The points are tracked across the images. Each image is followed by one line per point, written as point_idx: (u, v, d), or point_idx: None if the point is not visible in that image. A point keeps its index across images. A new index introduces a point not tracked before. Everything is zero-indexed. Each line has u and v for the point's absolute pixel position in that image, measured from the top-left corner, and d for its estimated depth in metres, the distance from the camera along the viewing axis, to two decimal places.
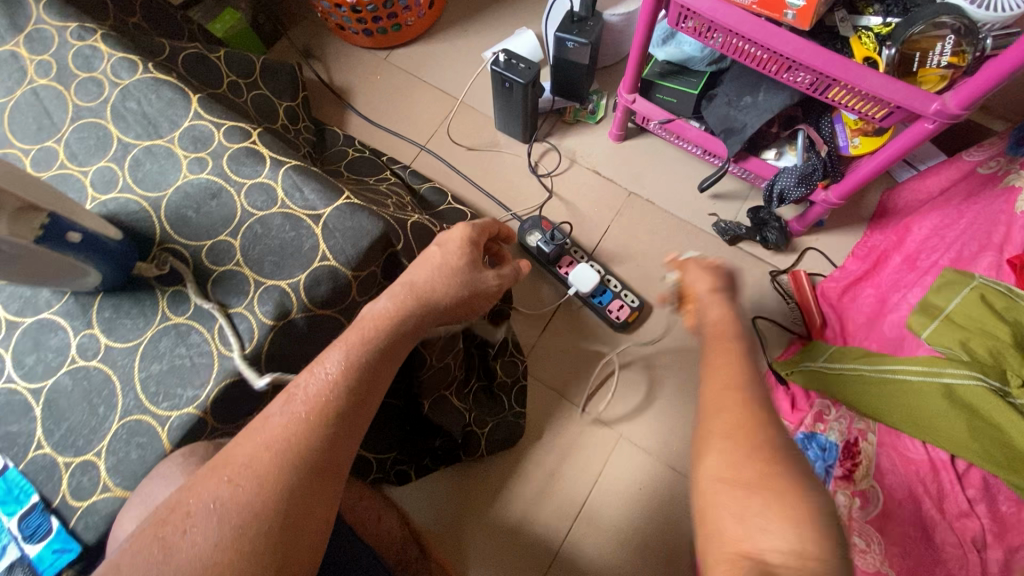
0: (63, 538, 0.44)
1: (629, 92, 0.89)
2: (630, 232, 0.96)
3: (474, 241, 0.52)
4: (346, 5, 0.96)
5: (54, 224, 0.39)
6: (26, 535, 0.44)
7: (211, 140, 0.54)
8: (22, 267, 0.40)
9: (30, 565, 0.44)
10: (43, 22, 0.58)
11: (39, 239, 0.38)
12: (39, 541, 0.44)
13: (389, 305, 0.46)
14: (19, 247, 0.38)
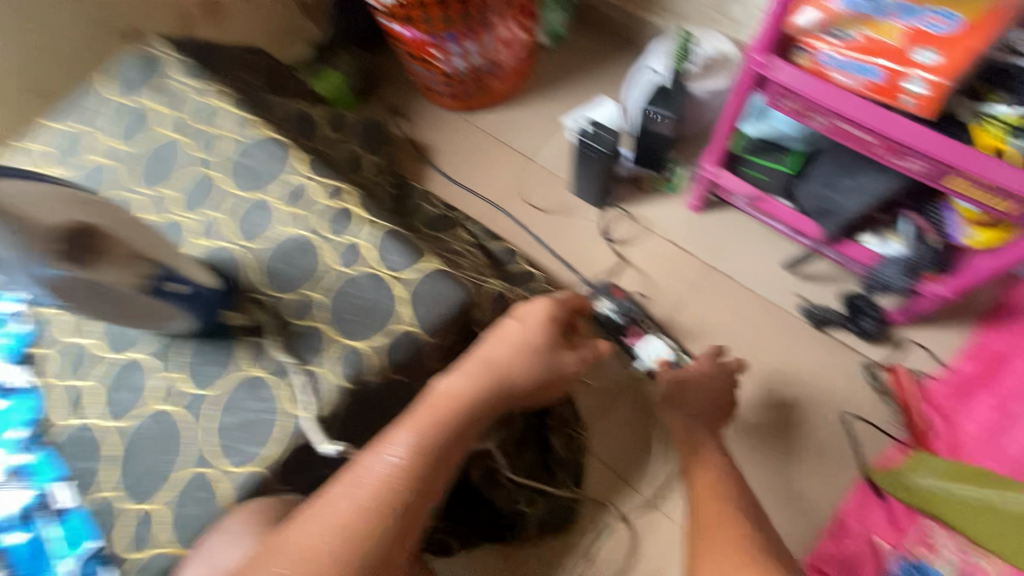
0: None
1: (714, 164, 0.86)
2: (705, 307, 0.91)
3: (555, 317, 0.53)
4: (438, 70, 1.02)
5: (158, 274, 0.42)
6: None
7: (307, 195, 0.56)
8: (125, 311, 0.42)
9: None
10: (177, 81, 0.64)
11: (143, 288, 0.41)
12: None
13: (464, 383, 0.46)
14: (125, 294, 0.40)
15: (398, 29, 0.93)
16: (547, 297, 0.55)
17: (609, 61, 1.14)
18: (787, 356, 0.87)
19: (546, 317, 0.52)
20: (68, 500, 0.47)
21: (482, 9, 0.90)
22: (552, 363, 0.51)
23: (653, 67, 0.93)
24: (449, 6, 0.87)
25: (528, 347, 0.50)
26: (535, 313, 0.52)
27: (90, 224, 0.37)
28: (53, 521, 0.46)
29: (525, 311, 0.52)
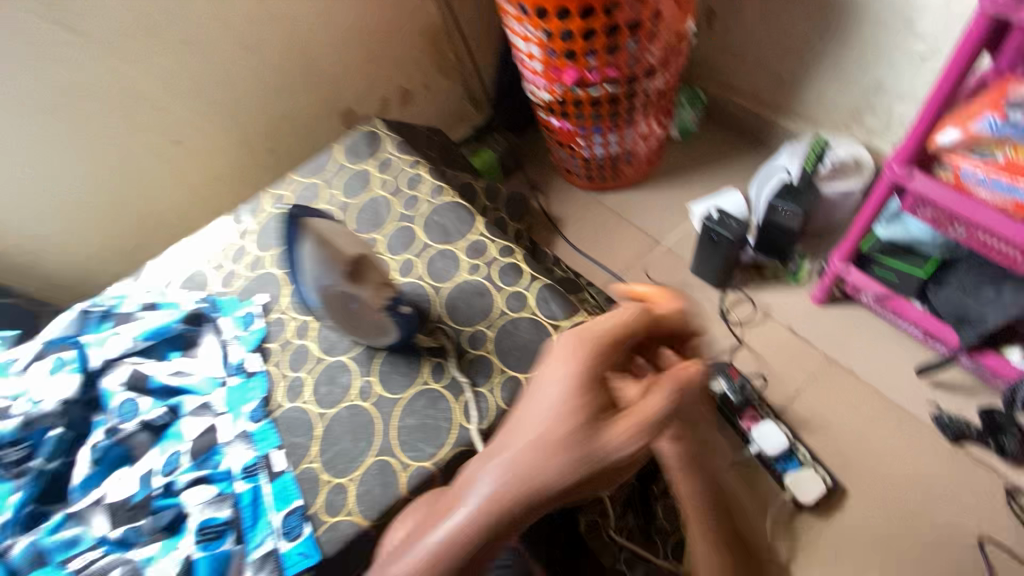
0: (307, 545, 0.52)
1: (842, 261, 0.89)
2: (825, 400, 0.90)
3: (603, 376, 0.36)
4: (580, 155, 1.17)
5: (393, 302, 0.58)
6: (284, 531, 0.53)
7: (486, 250, 0.69)
8: (354, 320, 0.57)
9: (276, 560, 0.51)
10: (392, 156, 0.85)
11: (385, 306, 0.56)
12: (293, 540, 0.52)
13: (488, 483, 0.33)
14: (368, 306, 0.55)
15: (554, 122, 1.10)
16: (576, 344, 0.37)
17: (737, 156, 1.23)
18: (916, 464, 0.83)
19: (570, 387, 0.35)
20: (285, 464, 0.58)
21: (630, 110, 1.04)
22: (596, 444, 0.33)
23: (786, 166, 1.00)
24: (599, 105, 1.02)
25: (558, 438, 0.33)
26: (553, 384, 0.35)
27: (365, 254, 0.54)
28: (268, 479, 0.57)
29: (551, 382, 0.36)
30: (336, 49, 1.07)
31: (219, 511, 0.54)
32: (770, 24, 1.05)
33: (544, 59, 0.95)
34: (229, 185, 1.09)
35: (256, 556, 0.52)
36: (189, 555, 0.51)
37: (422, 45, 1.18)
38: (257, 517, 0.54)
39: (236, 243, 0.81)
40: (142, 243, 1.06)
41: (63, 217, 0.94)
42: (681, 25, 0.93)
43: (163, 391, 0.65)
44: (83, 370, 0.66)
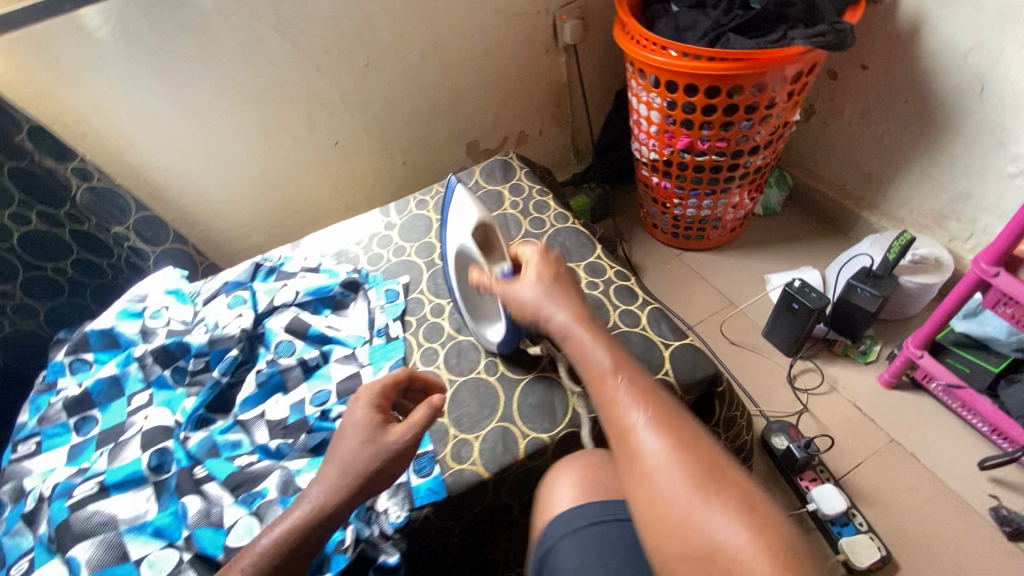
0: (436, 482, 0.60)
1: (918, 347, 0.94)
2: (884, 476, 0.94)
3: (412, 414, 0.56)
4: (671, 213, 1.29)
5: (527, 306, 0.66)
6: (416, 469, 0.61)
7: (605, 273, 0.79)
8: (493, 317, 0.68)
9: (408, 491, 0.59)
10: (523, 183, 0.98)
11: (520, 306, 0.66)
12: (422, 476, 0.60)
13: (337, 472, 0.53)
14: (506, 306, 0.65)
15: (655, 180, 1.24)
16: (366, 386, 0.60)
17: (816, 239, 1.32)
18: (972, 555, 0.85)
19: (371, 414, 0.56)
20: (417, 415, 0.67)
21: (728, 182, 1.16)
22: (381, 446, 0.54)
23: (870, 253, 1.08)
24: (701, 171, 1.14)
25: (370, 454, 0.54)
26: (354, 415, 0.56)
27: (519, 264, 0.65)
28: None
29: (355, 414, 0.56)
30: (477, 90, 1.24)
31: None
32: (865, 127, 1.16)
33: (661, 122, 1.08)
34: (364, 187, 1.26)
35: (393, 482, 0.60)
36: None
37: (546, 98, 1.35)
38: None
39: (381, 232, 0.95)
40: (285, 222, 1.23)
41: (235, 189, 1.12)
42: (790, 116, 1.05)
43: (316, 339, 0.77)
44: (255, 310, 0.79)
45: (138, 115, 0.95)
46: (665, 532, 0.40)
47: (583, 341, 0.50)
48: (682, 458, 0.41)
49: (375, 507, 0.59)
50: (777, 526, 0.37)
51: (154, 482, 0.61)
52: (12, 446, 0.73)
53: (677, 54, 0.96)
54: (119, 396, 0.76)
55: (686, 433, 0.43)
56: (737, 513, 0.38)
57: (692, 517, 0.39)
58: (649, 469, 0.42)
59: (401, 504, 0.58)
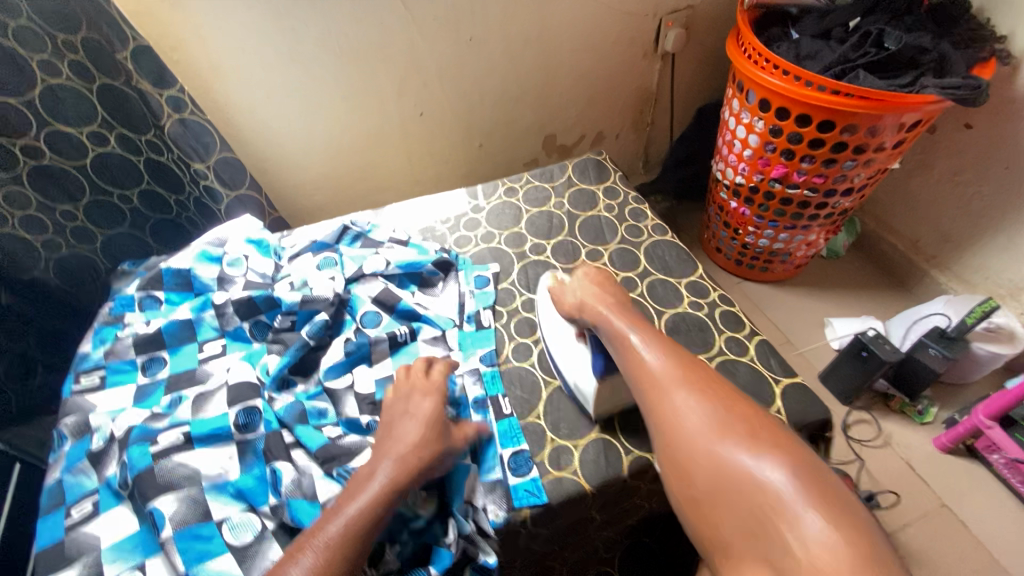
0: (534, 484, 0.59)
1: (988, 417, 0.93)
2: (934, 542, 0.93)
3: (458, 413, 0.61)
4: (741, 240, 1.26)
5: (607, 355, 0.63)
6: (513, 467, 0.61)
7: (708, 295, 0.77)
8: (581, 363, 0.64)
9: (506, 490, 0.59)
10: (618, 186, 0.95)
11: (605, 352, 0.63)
12: (520, 476, 0.60)
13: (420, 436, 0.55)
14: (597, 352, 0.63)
15: (733, 204, 1.21)
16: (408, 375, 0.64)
17: (878, 290, 1.31)
18: None
19: (438, 406, 0.59)
20: (512, 410, 0.66)
21: (810, 219, 1.13)
22: (452, 437, 0.56)
23: (947, 313, 1.06)
24: (787, 204, 1.11)
25: (432, 441, 0.55)
26: (422, 404, 0.59)
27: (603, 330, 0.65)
28: (493, 418, 0.65)
29: (423, 404, 0.59)
30: (568, 83, 1.21)
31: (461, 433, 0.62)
32: (956, 188, 1.13)
33: (758, 148, 1.06)
34: (437, 163, 1.22)
35: (490, 479, 0.59)
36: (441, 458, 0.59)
37: (631, 102, 1.31)
38: (487, 445, 0.62)
39: (467, 213, 0.91)
40: (354, 186, 1.19)
41: (311, 145, 1.07)
42: (892, 164, 1.02)
43: (403, 316, 0.74)
44: (344, 276, 0.76)
45: (233, 52, 0.89)
46: (707, 477, 0.47)
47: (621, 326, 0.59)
48: (725, 415, 0.49)
49: (473, 503, 0.58)
50: (809, 465, 0.44)
51: (238, 442, 0.58)
52: (73, 376, 0.68)
53: (796, 80, 0.92)
54: (191, 340, 0.72)
55: (721, 394, 0.51)
56: (772, 455, 0.45)
57: (729, 461, 0.46)
58: (688, 424, 0.49)
59: (500, 503, 0.58)
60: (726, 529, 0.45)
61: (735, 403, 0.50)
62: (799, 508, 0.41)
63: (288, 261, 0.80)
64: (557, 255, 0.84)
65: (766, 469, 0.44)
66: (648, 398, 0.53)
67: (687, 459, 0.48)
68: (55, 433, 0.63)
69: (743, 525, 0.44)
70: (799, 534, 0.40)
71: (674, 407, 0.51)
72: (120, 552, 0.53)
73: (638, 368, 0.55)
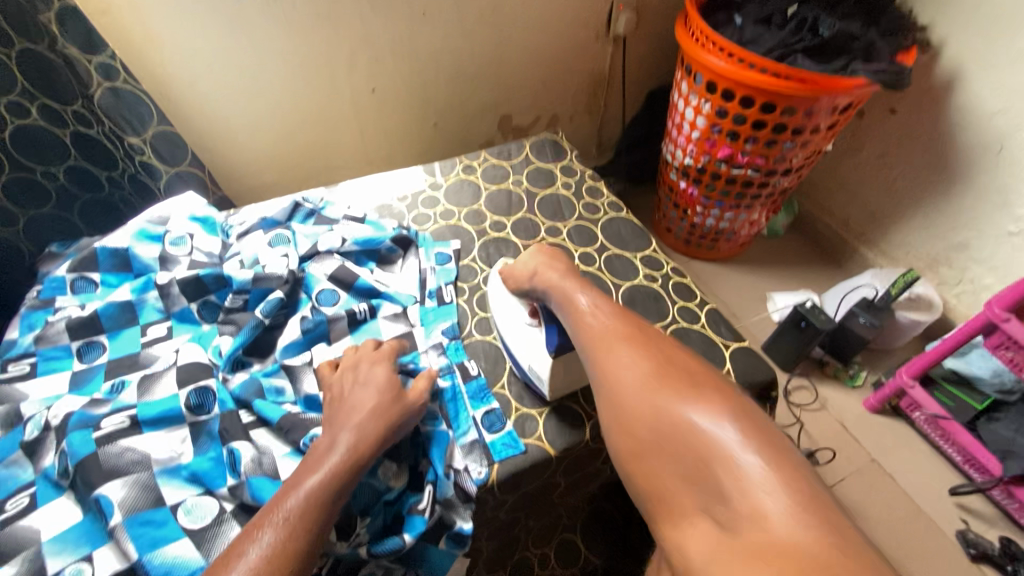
0: (510, 437, 0.61)
1: (910, 377, 1.02)
2: (865, 493, 1.02)
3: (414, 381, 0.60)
4: (690, 220, 1.31)
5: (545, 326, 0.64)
6: (487, 425, 0.62)
7: (662, 267, 0.80)
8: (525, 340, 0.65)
9: (484, 447, 0.60)
10: (575, 165, 0.96)
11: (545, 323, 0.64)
12: (495, 432, 0.61)
13: (376, 407, 0.55)
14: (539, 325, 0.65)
15: (683, 185, 1.25)
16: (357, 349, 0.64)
17: (814, 265, 1.40)
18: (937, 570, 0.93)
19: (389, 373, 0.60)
20: (478, 372, 0.67)
21: (753, 199, 1.19)
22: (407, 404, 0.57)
23: (874, 284, 1.15)
24: (732, 184, 1.17)
25: (390, 409, 0.56)
26: (374, 373, 0.59)
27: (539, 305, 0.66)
28: (461, 381, 0.66)
29: (374, 372, 0.59)
30: (523, 63, 1.21)
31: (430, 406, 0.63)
32: (883, 170, 1.22)
33: (705, 129, 1.10)
34: (391, 142, 1.20)
35: (466, 440, 0.61)
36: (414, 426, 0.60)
37: (585, 85, 1.33)
38: (457, 409, 0.63)
39: (425, 191, 0.90)
40: (305, 165, 1.15)
41: (257, 121, 1.02)
42: (826, 146, 1.09)
43: (361, 292, 0.72)
44: (298, 254, 0.73)
45: (171, 17, 0.83)
46: (649, 429, 0.48)
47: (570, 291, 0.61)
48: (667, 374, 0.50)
49: (453, 466, 0.58)
50: (747, 414, 0.46)
51: (190, 424, 0.56)
52: (1, 364, 0.63)
53: (740, 63, 0.97)
54: (132, 324, 0.68)
55: (660, 349, 0.53)
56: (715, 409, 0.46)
57: (662, 405, 0.48)
58: (633, 380, 0.51)
59: (481, 460, 0.59)
60: (666, 481, 0.46)
61: (676, 360, 0.52)
62: (736, 452, 0.43)
63: (236, 239, 0.76)
64: (517, 232, 0.85)
65: (705, 418, 0.45)
66: (592, 351, 0.56)
67: (632, 412, 0.49)
68: None
69: (683, 474, 0.45)
70: (737, 477, 0.41)
71: (619, 364, 0.52)
72: (62, 544, 0.49)
73: (587, 331, 0.57)
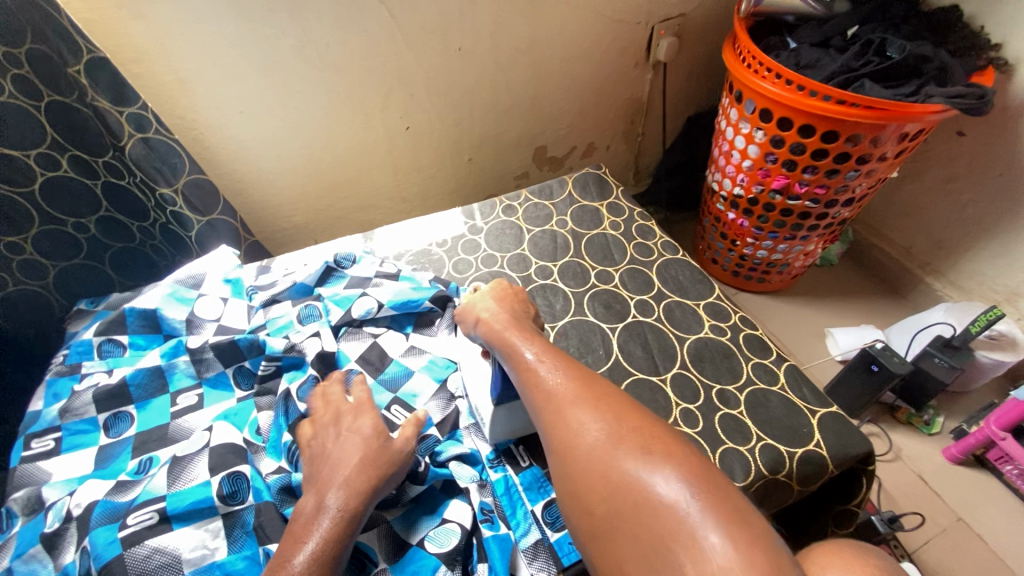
0: None
1: (1001, 428, 0.92)
2: (954, 558, 0.91)
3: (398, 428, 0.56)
4: (739, 252, 1.24)
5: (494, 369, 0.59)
6: (549, 521, 0.56)
7: (729, 317, 0.72)
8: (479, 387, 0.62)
9: (550, 549, 0.54)
10: (622, 203, 0.90)
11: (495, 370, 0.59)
12: (559, 529, 0.55)
13: (362, 459, 0.52)
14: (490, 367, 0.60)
15: (731, 216, 1.18)
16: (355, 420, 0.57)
17: (874, 298, 1.30)
18: None
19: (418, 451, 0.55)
20: (531, 459, 0.61)
21: (809, 230, 1.11)
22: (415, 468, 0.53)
23: (950, 322, 1.05)
24: (787, 215, 1.09)
25: (380, 458, 0.52)
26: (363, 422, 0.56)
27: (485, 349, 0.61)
28: (513, 472, 0.60)
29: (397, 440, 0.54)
30: (561, 93, 1.16)
31: (482, 497, 0.57)
32: (949, 195, 1.13)
33: (758, 160, 1.03)
34: (425, 179, 1.16)
35: (528, 543, 0.54)
36: (467, 529, 0.54)
37: (623, 113, 1.28)
38: (513, 504, 0.57)
39: (465, 235, 0.85)
40: (338, 205, 1.11)
41: (288, 164, 0.99)
42: (892, 173, 1.01)
43: (385, 381, 0.66)
44: (330, 324, 0.69)
45: (203, 62, 0.80)
46: (605, 504, 0.41)
47: (519, 345, 0.56)
48: (602, 414, 0.46)
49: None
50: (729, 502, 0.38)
51: (224, 515, 0.51)
52: (23, 441, 0.60)
53: (799, 90, 0.90)
54: (162, 393, 0.64)
55: (600, 394, 0.49)
56: (658, 461, 0.41)
57: (608, 460, 0.42)
58: (587, 445, 0.44)
59: (548, 565, 0.52)
60: (627, 561, 0.38)
61: (630, 413, 0.45)
62: (694, 525, 0.36)
63: (261, 307, 0.70)
64: (565, 279, 0.79)
65: (658, 481, 0.39)
66: (531, 395, 0.51)
67: (586, 483, 0.42)
68: (2, 513, 0.55)
69: (642, 555, 0.38)
70: (699, 559, 0.34)
71: (570, 426, 0.46)
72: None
73: (538, 387, 0.51)
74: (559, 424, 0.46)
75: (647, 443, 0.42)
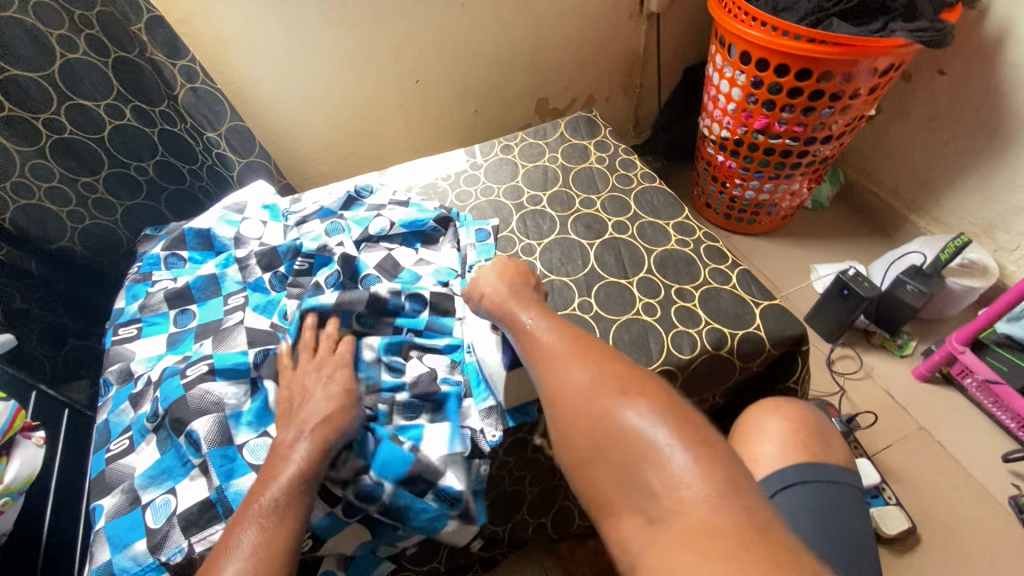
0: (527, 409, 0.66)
1: (960, 342, 1.00)
2: (912, 458, 1.01)
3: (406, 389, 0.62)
4: (729, 193, 1.32)
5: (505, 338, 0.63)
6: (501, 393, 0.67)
7: (694, 233, 0.83)
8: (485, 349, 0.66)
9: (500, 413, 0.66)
10: (608, 140, 1.00)
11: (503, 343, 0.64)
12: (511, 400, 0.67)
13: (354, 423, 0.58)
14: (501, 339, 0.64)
15: (720, 158, 1.26)
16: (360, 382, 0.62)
17: (861, 236, 1.37)
18: (984, 533, 0.92)
19: None
20: None
21: (793, 168, 1.18)
22: None
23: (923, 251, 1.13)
24: (770, 154, 1.16)
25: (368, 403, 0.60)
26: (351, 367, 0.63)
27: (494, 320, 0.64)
28: None
29: None
30: (559, 46, 1.25)
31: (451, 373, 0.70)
32: (932, 134, 1.18)
33: (740, 99, 1.10)
34: (434, 130, 1.27)
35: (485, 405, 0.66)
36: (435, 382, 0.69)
37: (620, 65, 1.36)
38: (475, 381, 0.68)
39: (466, 170, 0.97)
40: (356, 155, 1.24)
41: (311, 116, 1.12)
42: (869, 110, 1.07)
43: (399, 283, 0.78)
44: (352, 238, 0.81)
45: (240, 23, 0.93)
46: (586, 435, 0.43)
47: (516, 311, 0.58)
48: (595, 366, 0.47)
49: (469, 426, 0.65)
50: (702, 434, 0.39)
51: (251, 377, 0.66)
52: (113, 329, 0.76)
53: (774, 30, 0.96)
54: (216, 295, 0.78)
55: (594, 349, 0.50)
56: (642, 400, 0.42)
57: (596, 403, 0.43)
58: (573, 387, 0.46)
59: (495, 423, 0.65)
60: (605, 487, 0.41)
61: (616, 362, 0.47)
62: (665, 450, 0.38)
63: (294, 225, 0.85)
64: (553, 205, 0.90)
65: (639, 417, 0.41)
66: (531, 354, 0.53)
67: (570, 421, 0.44)
68: (102, 379, 0.71)
69: (621, 481, 0.40)
70: (665, 474, 0.37)
71: (559, 374, 0.48)
72: (149, 479, 0.61)
73: (531, 343, 0.53)
74: (553, 372, 0.48)
75: (626, 379, 0.45)
